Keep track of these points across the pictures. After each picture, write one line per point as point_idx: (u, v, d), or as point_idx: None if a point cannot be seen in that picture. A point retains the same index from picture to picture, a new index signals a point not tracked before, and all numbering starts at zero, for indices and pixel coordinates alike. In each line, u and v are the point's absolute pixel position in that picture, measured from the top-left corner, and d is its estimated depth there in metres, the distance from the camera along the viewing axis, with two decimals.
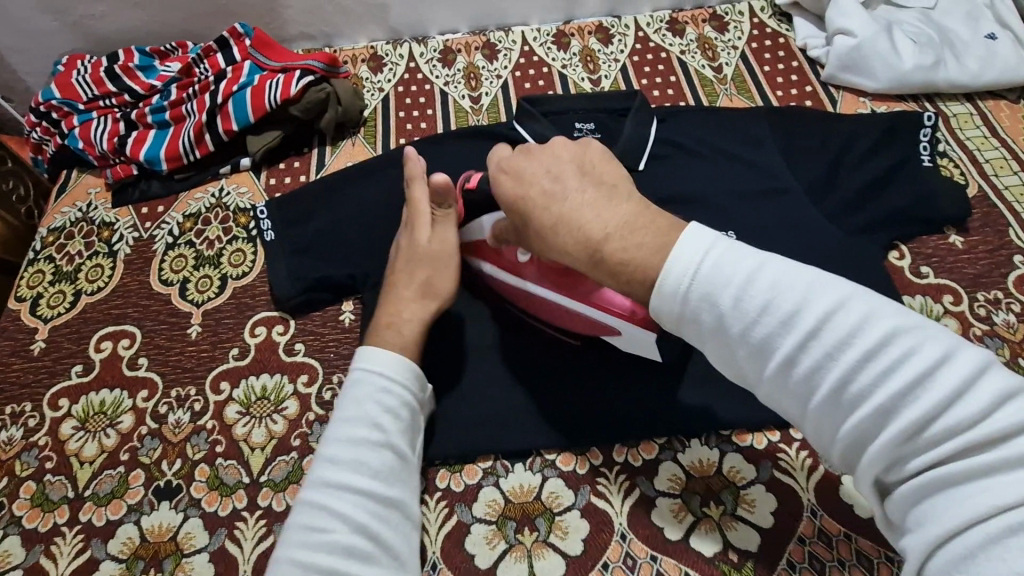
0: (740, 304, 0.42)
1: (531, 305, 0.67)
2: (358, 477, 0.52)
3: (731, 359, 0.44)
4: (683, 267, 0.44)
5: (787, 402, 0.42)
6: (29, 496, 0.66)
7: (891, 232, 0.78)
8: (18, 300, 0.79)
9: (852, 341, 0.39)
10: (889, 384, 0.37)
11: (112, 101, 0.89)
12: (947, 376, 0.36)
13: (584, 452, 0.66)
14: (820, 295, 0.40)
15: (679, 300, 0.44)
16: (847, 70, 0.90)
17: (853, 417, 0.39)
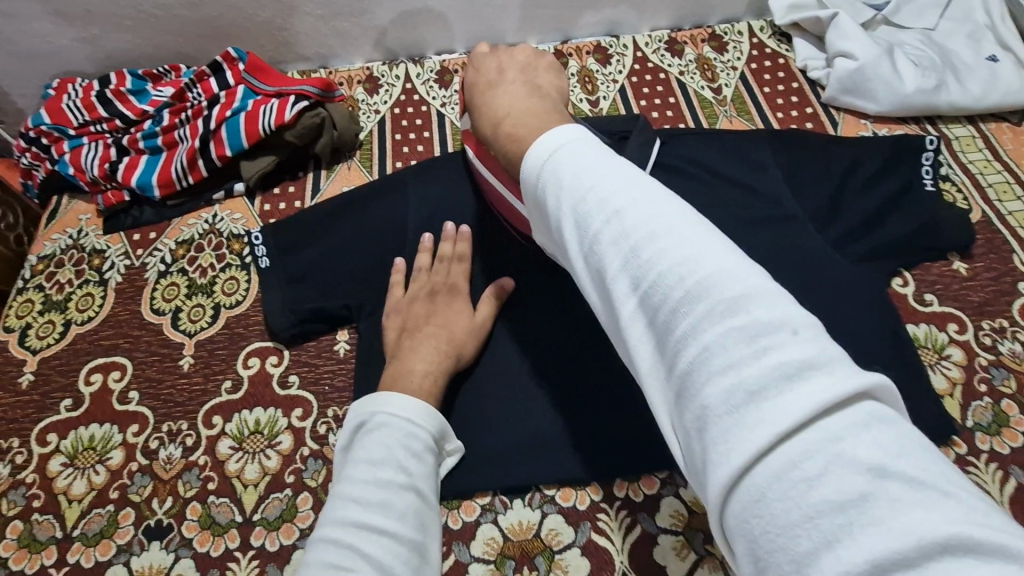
0: (577, 191, 0.42)
1: (502, 204, 0.72)
2: (380, 514, 0.50)
3: (568, 251, 0.44)
4: (545, 149, 0.46)
5: (603, 302, 0.41)
6: (16, 536, 0.64)
7: (892, 260, 0.78)
8: (6, 330, 0.78)
9: (657, 240, 0.37)
10: (675, 279, 0.35)
11: (103, 127, 0.87)
12: (736, 290, 0.34)
13: (585, 487, 0.65)
14: (644, 201, 0.40)
15: (535, 178, 0.47)
16: (847, 92, 0.89)
17: (650, 309, 0.37)
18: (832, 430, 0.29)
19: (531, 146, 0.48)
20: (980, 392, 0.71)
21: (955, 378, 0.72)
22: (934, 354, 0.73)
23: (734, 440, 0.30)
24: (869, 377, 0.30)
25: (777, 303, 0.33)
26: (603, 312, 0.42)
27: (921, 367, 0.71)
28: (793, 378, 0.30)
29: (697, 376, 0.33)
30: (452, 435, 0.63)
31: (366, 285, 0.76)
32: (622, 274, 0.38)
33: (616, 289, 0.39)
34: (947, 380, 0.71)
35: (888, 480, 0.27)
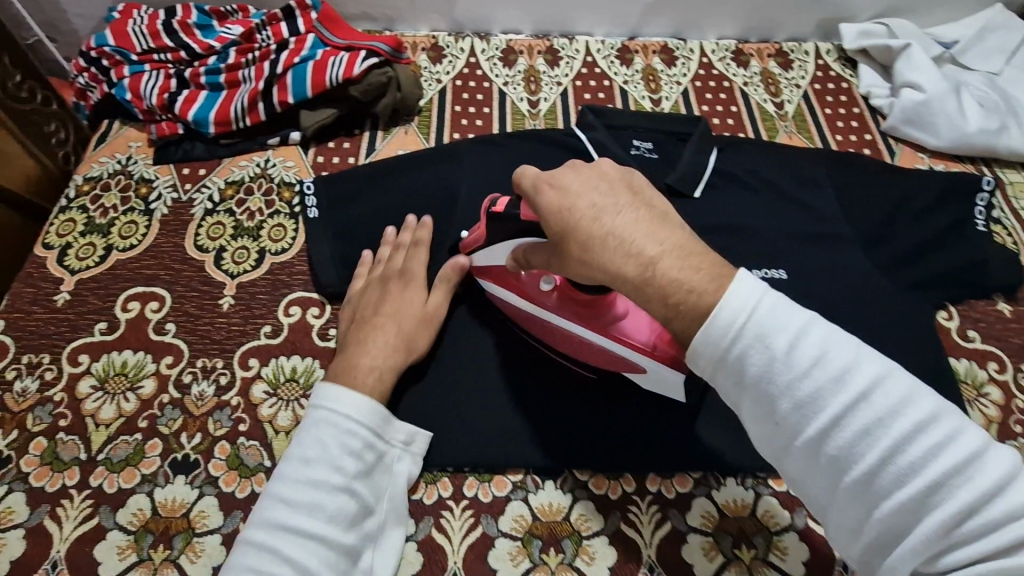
0: (772, 341, 0.42)
1: (554, 339, 0.66)
2: (304, 518, 0.52)
3: (766, 411, 0.43)
4: (739, 308, 0.43)
5: (806, 462, 0.43)
6: (39, 452, 0.63)
7: (939, 293, 0.78)
8: (45, 247, 0.76)
9: (874, 415, 0.40)
10: (943, 459, 0.38)
11: (167, 56, 0.86)
12: (956, 454, 0.39)
13: (618, 477, 0.65)
14: (858, 364, 0.41)
15: (725, 337, 0.43)
16: (909, 123, 0.90)
17: (876, 485, 0.40)
18: None
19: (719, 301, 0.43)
20: (1014, 432, 0.72)
21: (991, 416, 0.72)
22: (973, 390, 0.74)
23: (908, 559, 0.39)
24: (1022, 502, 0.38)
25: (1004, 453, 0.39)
26: (797, 471, 0.44)
27: (959, 400, 0.72)
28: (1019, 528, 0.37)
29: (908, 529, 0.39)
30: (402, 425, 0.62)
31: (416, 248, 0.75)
32: (862, 457, 0.40)
33: (837, 462, 0.41)
34: (983, 417, 0.72)
35: None
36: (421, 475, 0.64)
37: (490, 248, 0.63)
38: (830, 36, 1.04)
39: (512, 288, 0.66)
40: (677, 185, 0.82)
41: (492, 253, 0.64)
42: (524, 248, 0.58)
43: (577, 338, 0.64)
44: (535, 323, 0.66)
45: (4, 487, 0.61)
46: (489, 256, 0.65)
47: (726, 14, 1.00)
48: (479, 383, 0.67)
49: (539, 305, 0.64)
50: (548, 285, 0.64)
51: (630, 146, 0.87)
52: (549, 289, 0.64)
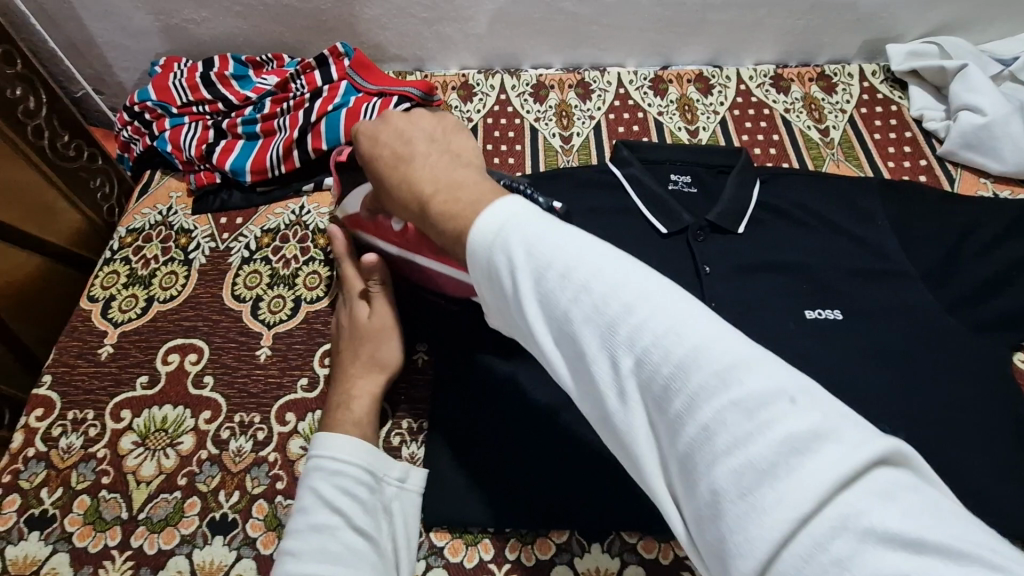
0: (534, 261, 0.39)
1: (409, 266, 0.68)
2: (324, 563, 0.51)
3: (533, 341, 0.40)
4: (492, 223, 0.41)
5: (580, 376, 0.38)
6: (82, 511, 0.63)
7: (1010, 333, 0.73)
8: (90, 300, 0.78)
9: (643, 320, 0.35)
10: (683, 362, 0.33)
11: (205, 108, 0.88)
12: (752, 368, 0.32)
13: (669, 540, 0.61)
14: (614, 270, 0.38)
15: (485, 254, 0.41)
16: (969, 148, 0.85)
17: (660, 390, 0.34)
18: (849, 508, 0.28)
19: (478, 218, 0.42)
20: None
21: None
22: None
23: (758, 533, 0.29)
24: (882, 442, 0.30)
25: (771, 370, 0.32)
26: (586, 398, 0.39)
27: None
28: (805, 459, 0.29)
29: (701, 455, 0.32)
30: (396, 462, 0.61)
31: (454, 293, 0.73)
32: (595, 352, 0.36)
33: (603, 376, 0.36)
34: None
35: (933, 557, 0.26)
36: (461, 535, 0.62)
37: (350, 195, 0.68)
38: (874, 56, 1.00)
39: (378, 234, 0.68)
40: (720, 221, 0.78)
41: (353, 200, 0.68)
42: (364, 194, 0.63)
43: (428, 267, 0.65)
44: (398, 261, 0.69)
45: (48, 547, 0.62)
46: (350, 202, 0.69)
47: (764, 39, 0.97)
48: (518, 436, 0.64)
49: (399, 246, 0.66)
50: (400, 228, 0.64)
51: (666, 181, 0.85)
52: (402, 231, 0.64)
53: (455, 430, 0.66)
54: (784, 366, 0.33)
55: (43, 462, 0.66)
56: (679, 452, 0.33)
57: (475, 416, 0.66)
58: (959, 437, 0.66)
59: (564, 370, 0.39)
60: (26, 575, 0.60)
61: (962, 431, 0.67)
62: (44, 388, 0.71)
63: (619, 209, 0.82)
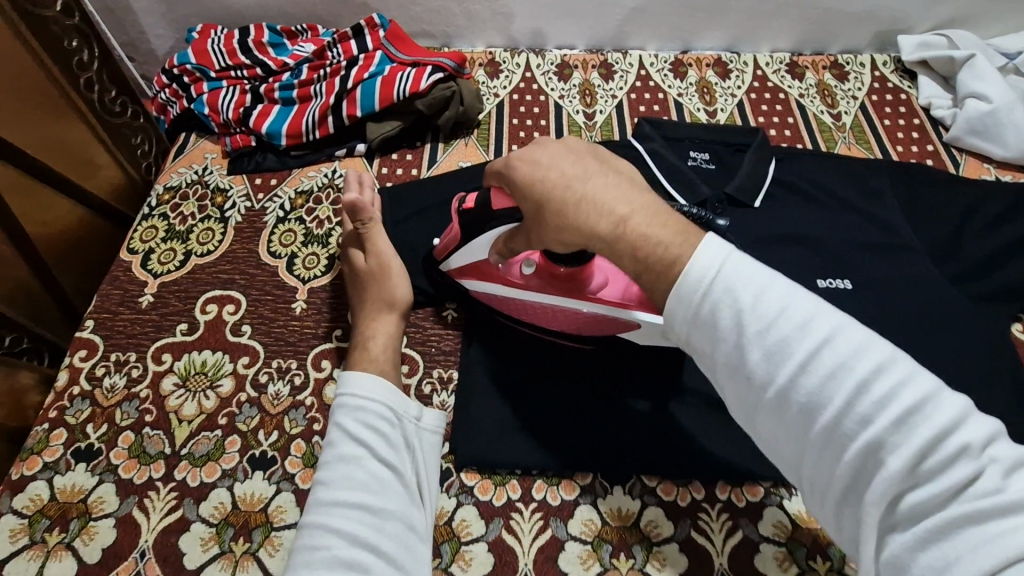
0: (762, 309, 0.44)
1: (522, 310, 0.70)
2: (351, 490, 0.54)
3: (743, 375, 0.44)
4: (711, 264, 0.45)
5: (792, 418, 0.42)
6: (127, 446, 0.66)
7: (1010, 306, 0.77)
8: (130, 252, 0.81)
9: (881, 374, 0.40)
10: (923, 418, 0.38)
11: (243, 73, 0.91)
12: (964, 418, 0.39)
13: (686, 484, 0.65)
14: (848, 328, 0.42)
15: (702, 293, 0.45)
16: (974, 134, 0.89)
17: (891, 440, 0.39)
18: None
19: (690, 254, 0.46)
20: None
21: None
22: None
23: (969, 566, 0.35)
24: None
25: (987, 429, 0.39)
26: (783, 433, 0.44)
27: None
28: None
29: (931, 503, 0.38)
30: (414, 402, 0.63)
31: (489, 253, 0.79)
32: (832, 400, 0.41)
33: (832, 423, 0.41)
34: None
35: None
36: (490, 475, 0.65)
37: (467, 245, 0.66)
38: (885, 47, 1.04)
39: (494, 278, 0.70)
40: (738, 195, 0.82)
41: (469, 249, 0.67)
42: (514, 232, 0.60)
43: (552, 306, 0.68)
44: (507, 305, 0.71)
45: (95, 478, 0.64)
46: (469, 253, 0.68)
47: (780, 28, 1.01)
48: (545, 386, 0.69)
49: (522, 288, 0.69)
50: (529, 268, 0.69)
51: (686, 157, 0.88)
52: (530, 271, 0.69)
53: (486, 379, 0.69)
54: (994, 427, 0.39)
55: (88, 400, 0.69)
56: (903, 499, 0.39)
57: (504, 365, 0.70)
58: None
59: (772, 408, 0.43)
60: (73, 502, 0.63)
61: (963, 394, 0.71)
62: (87, 332, 0.74)
63: (641, 181, 0.85)
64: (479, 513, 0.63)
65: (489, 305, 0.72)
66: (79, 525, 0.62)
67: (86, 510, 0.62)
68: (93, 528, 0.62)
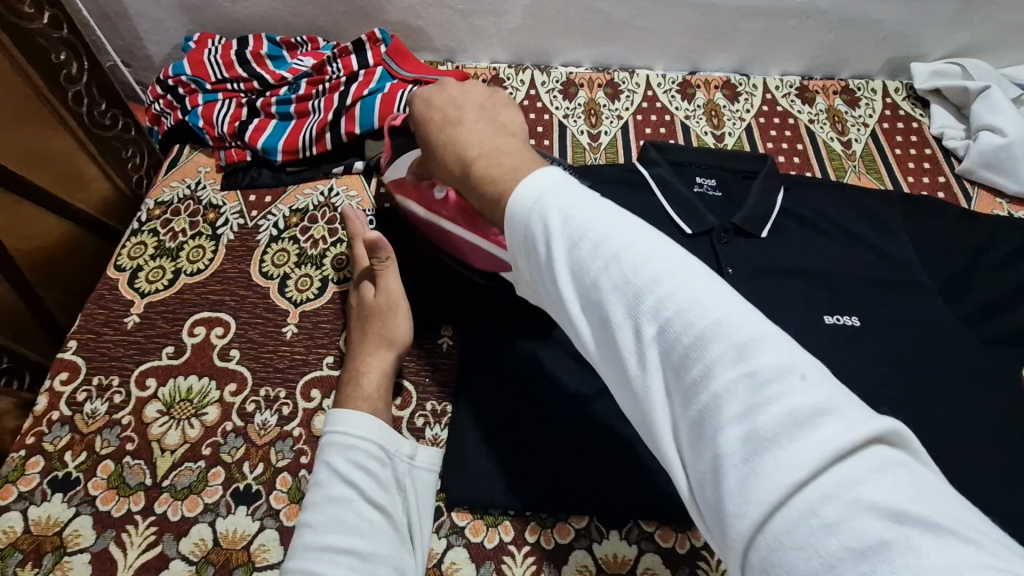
0: (573, 228, 0.41)
1: (435, 233, 0.71)
2: (338, 535, 0.53)
3: (557, 300, 0.42)
4: (533, 191, 0.44)
5: (604, 343, 0.40)
6: (106, 476, 0.64)
7: (1022, 348, 0.75)
8: (117, 269, 0.78)
9: (666, 289, 0.37)
10: (700, 328, 0.36)
11: (240, 86, 0.89)
12: (764, 342, 0.35)
13: (686, 530, 0.62)
14: (645, 244, 0.40)
15: (525, 218, 0.43)
16: (987, 167, 0.87)
17: (676, 354, 0.36)
18: (850, 474, 0.31)
19: (518, 184, 0.45)
20: None
21: None
22: None
23: (758, 493, 0.31)
24: (879, 420, 0.32)
25: (784, 347, 0.35)
26: (599, 352, 0.41)
27: None
28: (808, 430, 0.32)
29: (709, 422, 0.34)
30: (408, 440, 0.62)
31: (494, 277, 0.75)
32: (622, 314, 0.38)
33: (626, 337, 0.38)
34: None
35: (905, 525, 0.29)
36: (482, 516, 0.63)
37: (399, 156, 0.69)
38: (898, 73, 1.02)
39: (414, 197, 0.71)
40: (746, 225, 0.79)
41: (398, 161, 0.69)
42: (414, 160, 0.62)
43: (457, 237, 0.68)
44: (425, 222, 0.72)
45: (71, 510, 0.62)
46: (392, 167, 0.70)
47: (791, 51, 0.99)
48: (540, 423, 0.66)
49: (436, 213, 0.69)
50: (442, 195, 0.67)
51: (692, 184, 0.86)
52: (444, 199, 0.67)
53: (479, 414, 0.67)
54: (793, 345, 0.36)
55: (68, 426, 0.67)
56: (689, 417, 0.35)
57: (500, 400, 0.67)
58: (971, 446, 0.68)
59: (591, 334, 0.41)
60: (48, 535, 0.60)
61: (973, 441, 0.68)
62: (69, 353, 0.71)
63: (646, 208, 0.83)
64: (470, 555, 0.61)
65: (417, 223, 0.75)
66: (53, 560, 0.59)
67: (61, 544, 0.60)
68: (67, 563, 0.59)
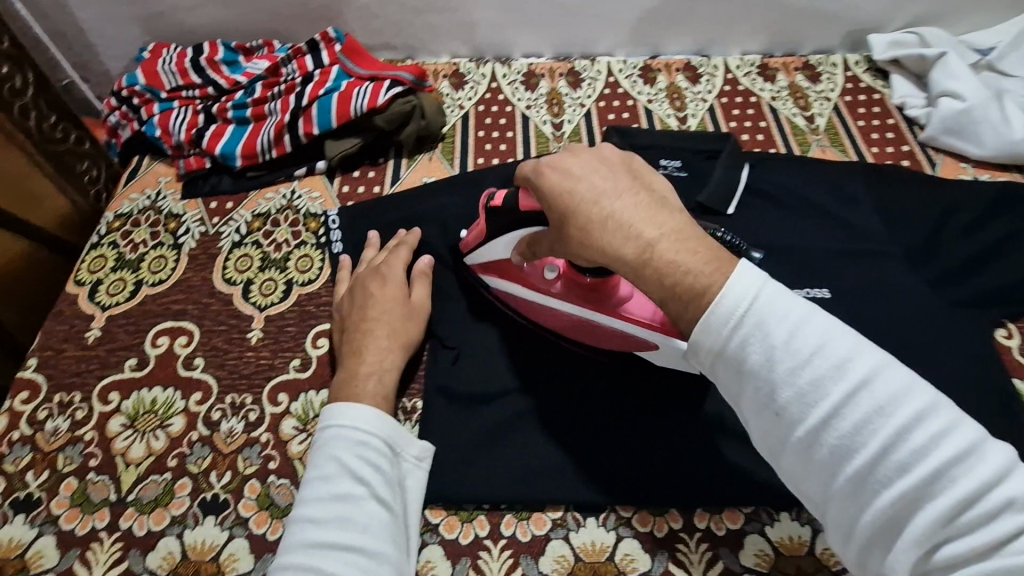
0: (795, 353, 0.40)
1: (545, 315, 0.70)
2: (342, 532, 0.50)
3: (773, 412, 0.41)
4: (742, 302, 0.41)
5: (811, 463, 0.40)
6: (69, 494, 0.62)
7: (995, 310, 0.75)
8: (76, 284, 0.77)
9: (914, 420, 0.37)
10: (948, 468, 0.36)
11: (195, 93, 0.88)
12: (984, 462, 0.36)
13: (663, 513, 0.62)
14: (886, 370, 0.39)
15: (733, 334, 0.42)
16: (949, 133, 0.87)
17: (912, 489, 0.37)
18: None
19: (721, 288, 0.42)
20: None
21: None
22: None
23: None
24: None
25: (1021, 478, 0.36)
26: (786, 455, 0.42)
27: None
28: None
29: (964, 567, 0.36)
30: (411, 438, 0.60)
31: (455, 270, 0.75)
32: (864, 445, 0.38)
33: (861, 468, 0.38)
34: None
35: None
36: (456, 512, 0.62)
37: (494, 241, 0.65)
38: (857, 47, 1.02)
39: (517, 278, 0.70)
40: (710, 203, 0.80)
41: (496, 246, 0.66)
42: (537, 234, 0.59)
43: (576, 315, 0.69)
44: (529, 307, 0.71)
45: (34, 530, 0.60)
46: (491, 252, 0.68)
47: (750, 29, 0.99)
48: (510, 417, 0.66)
49: (548, 297, 0.69)
50: (552, 274, 0.69)
51: (657, 165, 0.85)
52: (553, 279, 0.69)
53: (447, 412, 0.66)
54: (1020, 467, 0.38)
55: (28, 446, 0.65)
56: (936, 551, 0.37)
57: (470, 391, 0.67)
58: None
59: (787, 441, 0.41)
60: (11, 558, 0.59)
61: None
62: (29, 372, 0.70)
63: None
64: (445, 552, 0.60)
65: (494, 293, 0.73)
66: None
67: (24, 565, 0.59)
68: None
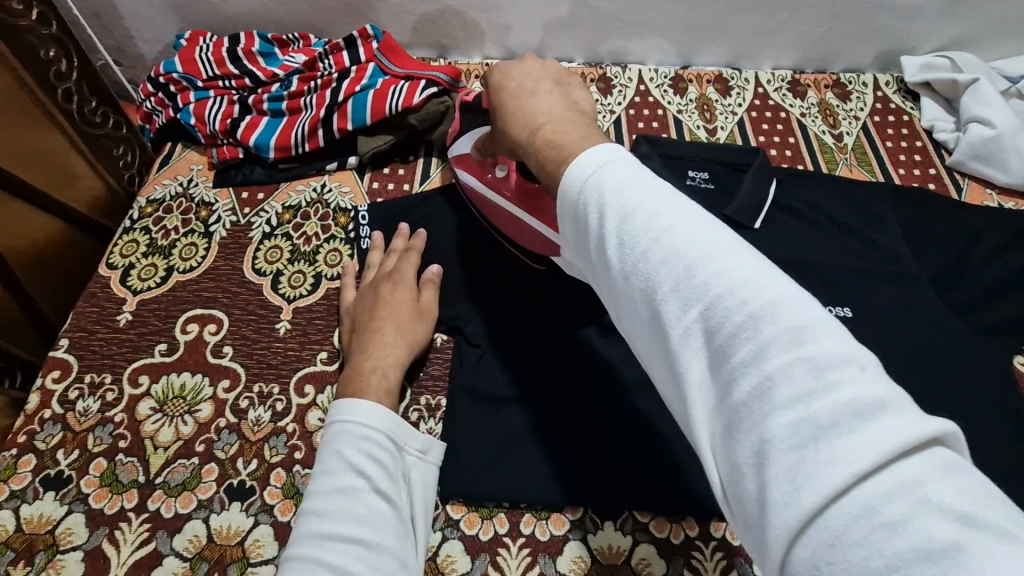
0: (622, 207, 0.41)
1: (496, 216, 0.75)
2: (347, 523, 0.49)
3: (606, 270, 0.42)
4: (588, 166, 0.44)
5: (645, 320, 0.40)
6: (99, 474, 0.63)
7: (1015, 337, 0.75)
8: (109, 267, 0.78)
9: (724, 270, 0.36)
10: (759, 314, 0.34)
11: (232, 83, 0.89)
12: (778, 311, 0.34)
13: (680, 521, 0.63)
14: (698, 226, 0.39)
15: (576, 191, 0.44)
16: (976, 159, 0.88)
17: (718, 333, 0.35)
18: (906, 476, 0.29)
19: (572, 160, 0.45)
20: None
21: None
22: None
23: (803, 480, 0.30)
24: (944, 422, 0.30)
25: (841, 339, 0.33)
26: (646, 339, 0.40)
27: None
28: (857, 425, 0.30)
29: (750, 414, 0.33)
30: (416, 435, 0.61)
31: (481, 270, 0.75)
32: (662, 288, 0.38)
33: (669, 311, 0.38)
34: None
35: (976, 530, 0.27)
36: (477, 509, 0.63)
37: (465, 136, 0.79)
38: (888, 66, 1.03)
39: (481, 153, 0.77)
40: (737, 216, 0.80)
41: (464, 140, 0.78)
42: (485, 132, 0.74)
43: (516, 219, 0.73)
44: (482, 204, 0.77)
45: (64, 508, 0.62)
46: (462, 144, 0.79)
47: (783, 45, 1.00)
48: (532, 418, 0.66)
49: (496, 190, 0.74)
50: (503, 174, 0.74)
51: (684, 176, 0.86)
52: (504, 178, 0.74)
53: (471, 410, 0.67)
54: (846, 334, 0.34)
55: (59, 424, 0.66)
56: (733, 398, 0.34)
57: (493, 391, 0.68)
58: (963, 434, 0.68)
59: (618, 295, 0.42)
60: (40, 534, 0.60)
61: (968, 430, 0.68)
62: (61, 351, 0.71)
63: None
64: (465, 548, 0.61)
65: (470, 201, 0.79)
66: (46, 558, 0.59)
67: (54, 542, 0.60)
68: (60, 561, 0.59)
